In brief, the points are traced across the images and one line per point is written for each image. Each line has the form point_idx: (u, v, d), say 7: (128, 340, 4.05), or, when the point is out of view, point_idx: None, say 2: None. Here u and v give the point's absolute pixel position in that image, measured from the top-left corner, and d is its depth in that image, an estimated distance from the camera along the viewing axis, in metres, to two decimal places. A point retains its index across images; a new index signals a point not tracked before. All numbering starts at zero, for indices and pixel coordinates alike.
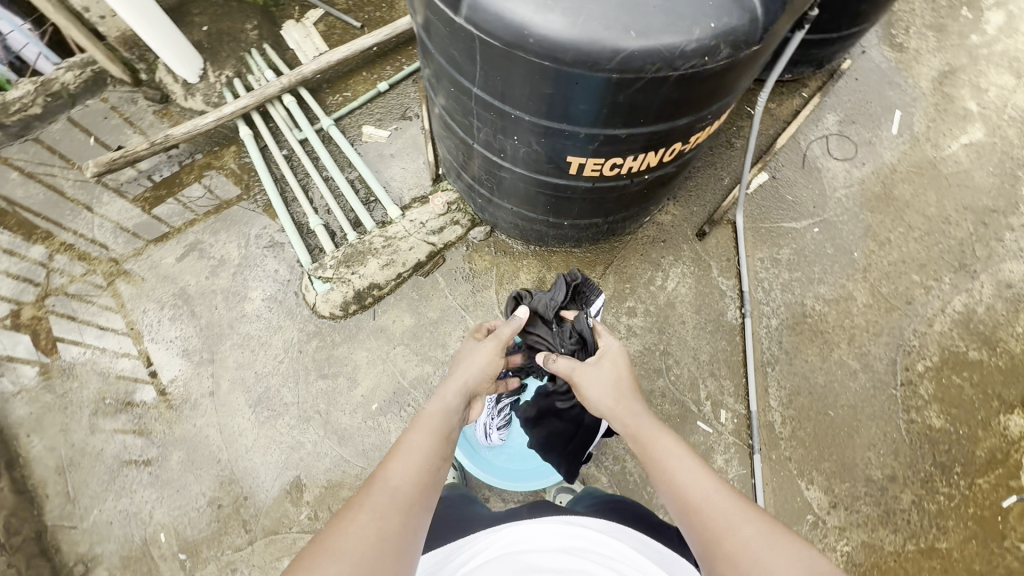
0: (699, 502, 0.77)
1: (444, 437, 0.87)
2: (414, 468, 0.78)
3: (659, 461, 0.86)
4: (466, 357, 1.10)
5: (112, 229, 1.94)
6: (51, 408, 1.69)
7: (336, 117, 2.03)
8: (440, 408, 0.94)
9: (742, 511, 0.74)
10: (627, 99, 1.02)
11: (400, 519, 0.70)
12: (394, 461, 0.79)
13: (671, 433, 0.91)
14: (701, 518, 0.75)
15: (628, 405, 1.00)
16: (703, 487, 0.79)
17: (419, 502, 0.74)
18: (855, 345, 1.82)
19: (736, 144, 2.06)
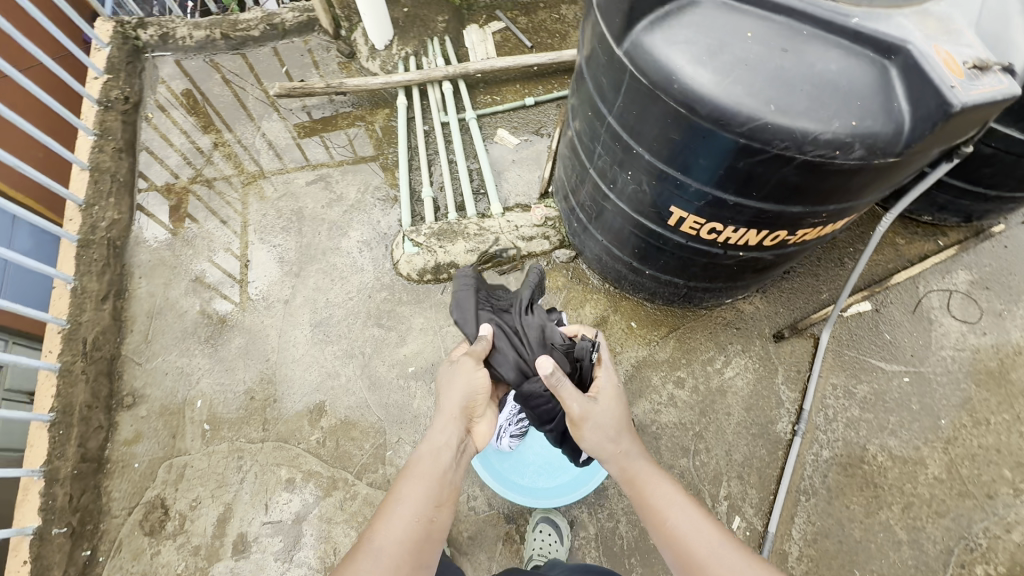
0: (705, 557, 0.90)
1: (434, 484, 0.99)
2: (402, 529, 0.91)
3: (661, 513, 0.98)
4: (446, 384, 1.15)
5: (268, 142, 2.25)
6: (165, 263, 1.97)
7: (480, 114, 2.23)
8: (427, 450, 1.03)
9: (744, 565, 0.88)
10: (747, 166, 1.06)
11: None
12: (381, 524, 0.92)
13: (670, 483, 1.02)
14: (704, 572, 0.89)
15: (629, 447, 1.07)
16: (707, 541, 0.92)
17: (411, 559, 0.90)
18: (910, 514, 1.63)
19: (848, 264, 1.97)
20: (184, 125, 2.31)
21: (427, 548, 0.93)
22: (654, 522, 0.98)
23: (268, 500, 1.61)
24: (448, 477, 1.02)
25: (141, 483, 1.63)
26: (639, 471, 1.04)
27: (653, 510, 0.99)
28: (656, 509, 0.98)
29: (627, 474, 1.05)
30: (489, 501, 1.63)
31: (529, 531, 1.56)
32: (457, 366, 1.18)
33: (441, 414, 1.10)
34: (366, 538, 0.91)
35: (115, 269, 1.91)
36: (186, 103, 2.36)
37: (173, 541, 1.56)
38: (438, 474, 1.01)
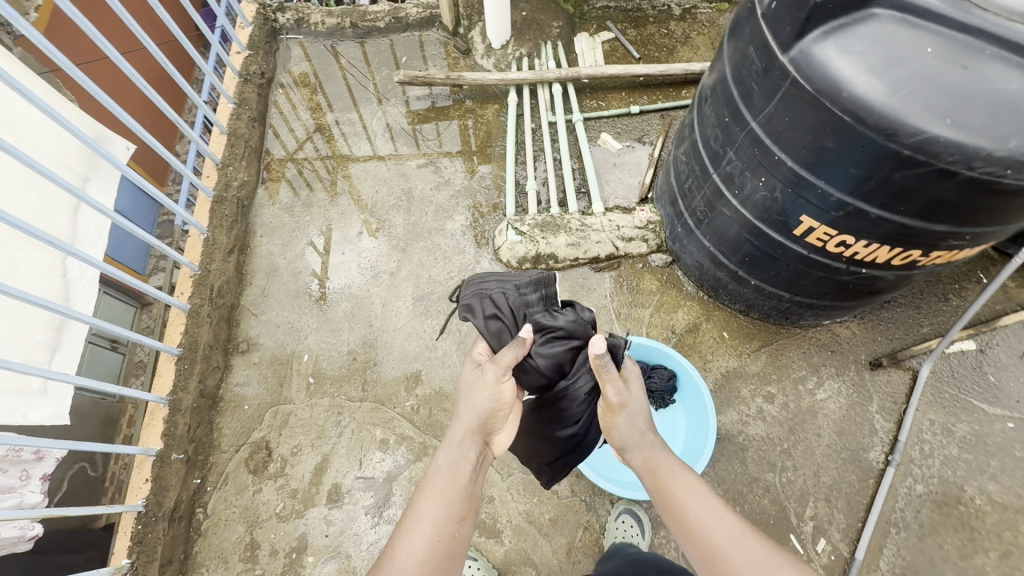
0: (731, 549, 0.90)
1: (456, 499, 0.97)
2: (423, 545, 0.89)
3: (683, 505, 0.97)
4: (467, 391, 1.10)
5: (381, 126, 2.40)
6: (282, 226, 2.12)
7: (585, 117, 2.31)
8: (448, 461, 1.01)
9: (772, 557, 0.88)
10: (903, 179, 1.08)
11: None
12: (404, 541, 0.90)
13: (688, 474, 1.02)
14: (729, 564, 0.89)
15: (650, 441, 1.07)
16: (730, 530, 0.92)
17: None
18: (1008, 563, 1.57)
19: (952, 301, 1.93)
20: (306, 103, 2.48)
21: (453, 563, 0.90)
22: (676, 516, 0.97)
23: (363, 456, 1.69)
24: (469, 489, 1.00)
25: (249, 424, 1.74)
26: (659, 462, 1.04)
27: (674, 502, 0.98)
28: (676, 501, 0.98)
29: (646, 470, 1.05)
30: (571, 487, 1.66)
31: (611, 520, 1.59)
32: (480, 374, 1.11)
33: (459, 423, 1.07)
34: (387, 558, 0.88)
35: (241, 226, 2.06)
36: (309, 84, 2.54)
37: (274, 482, 1.66)
38: (460, 487, 0.99)
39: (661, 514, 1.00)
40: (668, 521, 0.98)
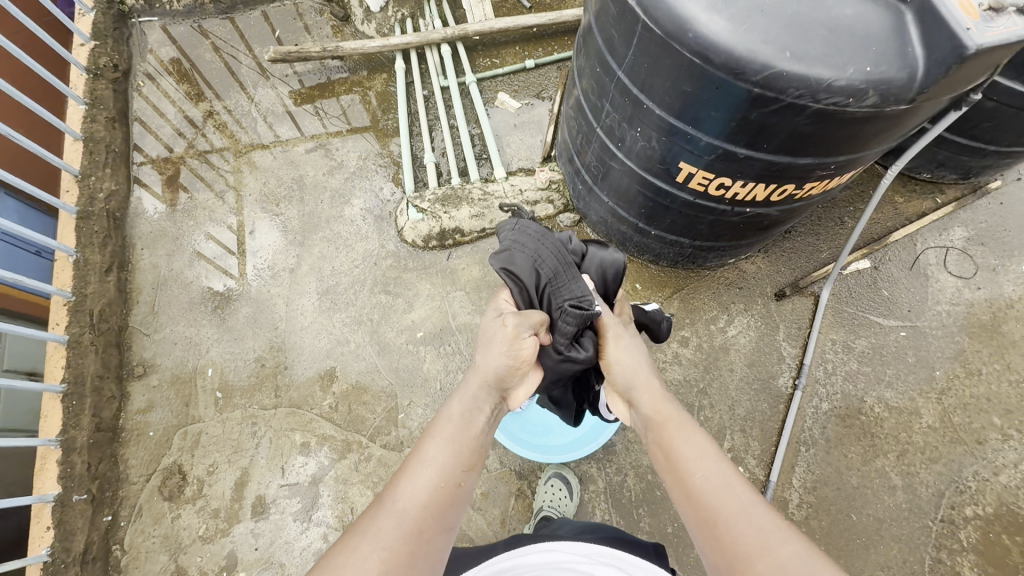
0: (730, 513, 0.77)
1: (462, 447, 0.89)
2: (423, 489, 0.82)
3: (686, 463, 0.86)
4: (485, 339, 1.04)
5: (263, 111, 2.22)
6: (166, 234, 1.96)
7: (479, 78, 2.20)
8: (457, 409, 0.94)
9: (780, 530, 0.74)
10: (760, 117, 1.06)
11: (411, 547, 0.76)
12: (405, 480, 0.83)
13: (698, 432, 0.90)
14: (727, 530, 0.76)
15: (657, 389, 1.00)
16: (735, 498, 0.79)
17: (431, 524, 0.79)
18: (904, 461, 1.70)
19: (848, 223, 2.00)
20: (176, 93, 2.25)
21: (452, 513, 0.82)
22: (675, 474, 0.86)
23: (284, 463, 1.64)
24: (478, 441, 0.92)
25: (157, 450, 1.65)
26: (666, 415, 0.95)
27: (676, 459, 0.87)
28: (680, 458, 0.87)
29: (654, 422, 0.96)
30: (500, 459, 1.68)
31: (541, 484, 1.62)
32: (502, 326, 1.04)
33: (474, 374, 1.00)
34: (386, 496, 0.82)
35: (117, 241, 1.89)
36: (176, 71, 2.30)
37: (193, 505, 1.59)
38: (467, 436, 0.91)
39: (664, 474, 0.89)
40: (668, 480, 0.88)
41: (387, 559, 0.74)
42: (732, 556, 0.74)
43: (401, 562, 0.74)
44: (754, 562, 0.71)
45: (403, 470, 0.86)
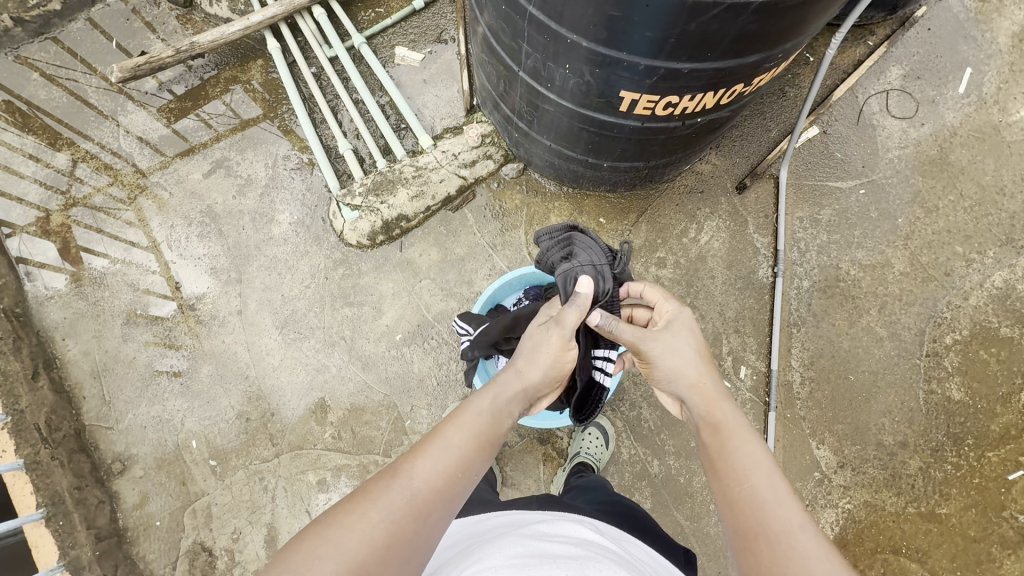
0: (775, 533, 0.68)
1: (478, 437, 0.79)
2: (441, 472, 0.73)
3: (735, 469, 0.77)
4: (541, 341, 0.93)
5: (136, 141, 1.91)
6: (84, 314, 1.74)
7: (368, 36, 1.94)
8: (487, 403, 0.83)
9: (825, 561, 0.65)
10: (699, 27, 0.94)
11: (412, 524, 0.68)
12: (424, 455, 0.74)
13: (758, 443, 0.79)
14: (770, 551, 0.67)
15: (712, 389, 0.89)
16: (781, 518, 0.70)
17: (435, 507, 0.70)
18: (886, 312, 1.78)
19: (790, 93, 1.94)
20: (23, 149, 1.89)
21: (454, 505, 0.73)
22: (721, 483, 0.77)
23: (307, 505, 1.59)
24: (498, 444, 0.82)
25: (172, 537, 1.57)
26: (724, 421, 0.84)
27: (728, 463, 0.78)
28: (730, 463, 0.78)
29: (707, 422, 0.85)
30: (518, 433, 1.67)
31: (578, 433, 1.63)
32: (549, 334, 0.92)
33: (513, 376, 0.89)
34: (401, 464, 0.73)
35: (31, 340, 1.67)
36: (11, 122, 1.91)
37: None
38: (491, 433, 0.81)
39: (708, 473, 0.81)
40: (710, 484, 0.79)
41: (390, 533, 0.66)
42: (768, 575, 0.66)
43: (400, 542, 0.66)
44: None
45: (420, 445, 0.76)
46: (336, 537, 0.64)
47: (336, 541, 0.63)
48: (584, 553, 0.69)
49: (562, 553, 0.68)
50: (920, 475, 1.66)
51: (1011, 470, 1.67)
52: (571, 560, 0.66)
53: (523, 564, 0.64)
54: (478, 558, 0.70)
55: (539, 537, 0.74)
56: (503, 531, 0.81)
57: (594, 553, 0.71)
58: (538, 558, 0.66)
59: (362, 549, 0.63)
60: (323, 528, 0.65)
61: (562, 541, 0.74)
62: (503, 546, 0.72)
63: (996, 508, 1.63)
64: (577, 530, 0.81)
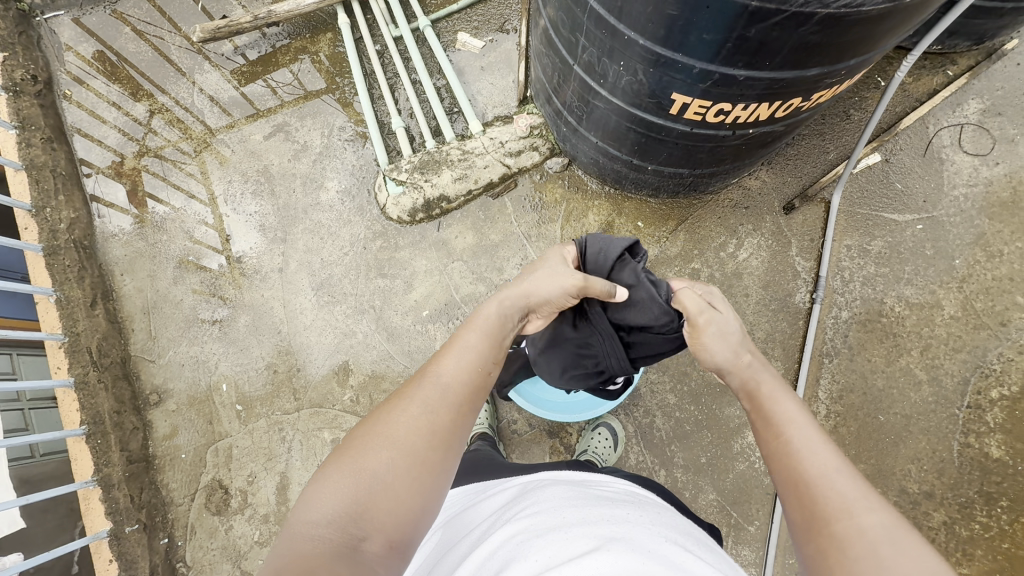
0: (810, 478, 0.70)
1: (496, 333, 0.88)
2: (465, 366, 0.80)
3: (772, 425, 0.78)
4: (538, 267, 1.00)
5: (207, 99, 2.03)
6: (142, 254, 1.87)
7: (433, 19, 1.99)
8: (496, 308, 0.92)
9: (867, 498, 0.66)
10: (759, 34, 0.92)
11: (449, 414, 0.74)
12: (448, 356, 0.82)
13: (793, 398, 0.81)
14: (813, 494, 0.68)
15: (754, 362, 0.89)
16: (822, 460, 0.71)
17: (467, 398, 0.77)
18: (928, 356, 1.70)
19: (854, 116, 1.88)
20: (108, 96, 2.04)
21: (482, 397, 0.81)
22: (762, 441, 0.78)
23: (318, 461, 1.65)
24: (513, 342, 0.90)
25: (194, 471, 1.67)
26: (762, 383, 0.85)
27: (767, 420, 0.79)
28: (767, 420, 0.79)
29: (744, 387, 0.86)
30: (528, 422, 1.70)
31: (588, 431, 1.64)
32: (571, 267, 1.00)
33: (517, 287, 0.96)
34: (426, 369, 0.80)
35: (93, 271, 1.81)
36: (101, 71, 2.07)
37: (241, 516, 1.63)
38: (502, 333, 0.89)
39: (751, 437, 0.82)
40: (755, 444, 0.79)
41: (431, 420, 0.73)
42: (811, 517, 0.67)
43: (443, 428, 0.73)
44: (834, 523, 0.65)
45: (442, 352, 0.84)
46: (384, 433, 0.70)
47: (383, 430, 0.71)
48: (639, 502, 0.73)
49: (615, 499, 0.71)
50: (943, 529, 1.57)
51: None
52: (628, 504, 0.69)
53: (585, 503, 0.66)
54: (533, 498, 0.72)
55: (588, 486, 0.77)
56: (550, 476, 0.85)
57: (644, 502, 0.75)
58: (597, 500, 0.69)
59: (410, 435, 0.71)
60: (369, 426, 0.72)
61: (612, 489, 0.78)
62: (560, 487, 0.75)
63: None
64: (619, 483, 0.85)
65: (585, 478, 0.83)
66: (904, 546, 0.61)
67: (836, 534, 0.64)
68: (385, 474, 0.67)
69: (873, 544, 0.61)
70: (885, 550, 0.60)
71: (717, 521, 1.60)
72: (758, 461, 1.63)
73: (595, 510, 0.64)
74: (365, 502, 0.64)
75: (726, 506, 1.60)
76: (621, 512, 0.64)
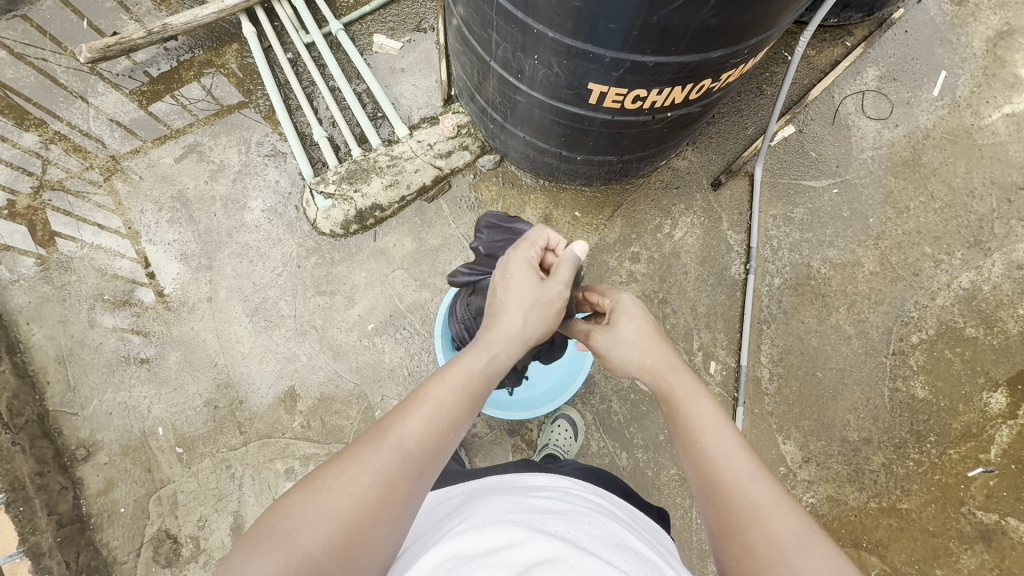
0: (724, 486, 0.68)
1: (471, 387, 0.78)
2: (430, 428, 0.71)
3: (687, 433, 0.76)
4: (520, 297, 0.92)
5: (107, 123, 1.88)
6: (50, 298, 1.71)
7: (346, 23, 1.93)
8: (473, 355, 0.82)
9: (777, 502, 0.64)
10: (661, 20, 0.94)
11: (403, 485, 0.66)
12: (415, 408, 0.72)
13: (711, 402, 0.78)
14: (726, 503, 0.66)
15: (663, 361, 0.88)
16: (733, 467, 0.69)
17: (426, 465, 0.69)
18: (854, 311, 1.81)
19: (767, 91, 1.96)
20: None
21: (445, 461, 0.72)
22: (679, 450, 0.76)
23: (273, 495, 1.58)
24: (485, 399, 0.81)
25: (137, 524, 1.56)
26: (676, 389, 0.83)
27: (687, 425, 0.77)
28: (682, 429, 0.77)
29: (670, 385, 0.84)
30: (488, 424, 1.68)
31: (548, 424, 1.65)
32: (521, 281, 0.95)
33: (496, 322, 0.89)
34: (390, 419, 0.70)
35: None
36: None
37: (195, 564, 1.53)
38: (478, 388, 0.79)
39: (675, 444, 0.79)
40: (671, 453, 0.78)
41: (383, 495, 0.64)
42: (725, 525, 0.65)
43: (394, 502, 0.65)
44: (747, 531, 0.63)
45: (408, 400, 0.73)
46: (323, 501, 0.61)
47: (325, 502, 0.61)
48: (574, 507, 0.71)
49: (550, 510, 0.68)
50: (882, 471, 1.69)
51: (971, 467, 1.69)
52: (561, 514, 0.67)
53: (516, 518, 0.64)
54: (467, 514, 0.70)
55: (524, 493, 0.75)
56: (489, 488, 0.81)
57: (581, 505, 0.73)
58: (529, 511, 0.67)
59: (354, 514, 0.61)
60: (312, 490, 0.62)
61: (550, 494, 0.76)
62: (494, 501, 0.72)
63: (955, 504, 1.66)
64: (557, 483, 0.83)
65: (526, 483, 0.82)
66: (813, 552, 0.59)
67: (750, 542, 0.62)
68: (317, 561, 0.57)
69: (782, 550, 0.60)
70: (794, 556, 0.58)
71: (680, 494, 1.65)
72: None
73: (524, 525, 0.61)
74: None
75: (686, 478, 1.65)
76: (552, 527, 0.62)
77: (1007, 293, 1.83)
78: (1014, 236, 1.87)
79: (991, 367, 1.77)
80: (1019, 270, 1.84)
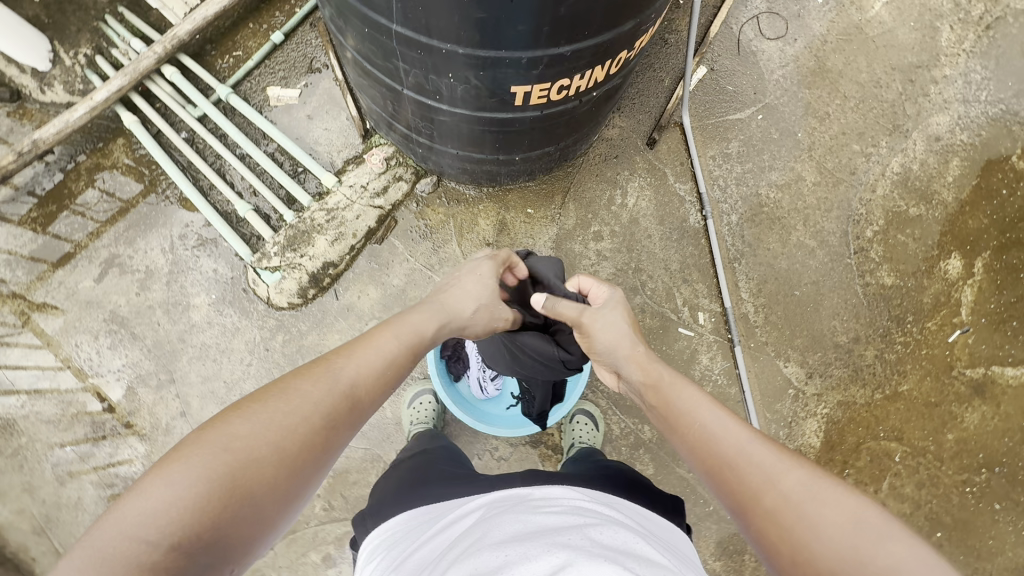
0: (732, 455, 0.78)
1: (413, 343, 0.94)
2: (371, 366, 0.86)
3: (684, 415, 0.87)
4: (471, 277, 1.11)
5: (5, 262, 1.69)
6: (6, 469, 1.55)
7: (233, 84, 1.80)
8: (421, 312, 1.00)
9: (779, 462, 0.76)
10: (569, 9, 0.91)
11: (340, 412, 0.79)
12: (358, 353, 0.87)
13: (692, 385, 0.92)
14: (737, 473, 0.76)
15: (644, 357, 0.99)
16: (734, 438, 0.80)
17: (363, 398, 0.83)
18: (810, 224, 1.88)
19: (671, 39, 1.98)
20: None
21: (381, 397, 0.87)
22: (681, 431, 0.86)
23: None
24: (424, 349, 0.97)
25: None
26: (660, 376, 0.95)
27: (681, 411, 0.88)
28: (679, 412, 0.88)
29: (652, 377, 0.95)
30: (509, 443, 1.66)
31: (567, 423, 1.64)
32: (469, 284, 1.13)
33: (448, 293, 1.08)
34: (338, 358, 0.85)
35: None
36: None
37: None
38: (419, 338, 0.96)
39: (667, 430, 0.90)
40: (675, 436, 0.87)
41: (322, 412, 0.77)
42: (741, 496, 0.75)
43: (332, 420, 0.78)
44: (763, 498, 0.73)
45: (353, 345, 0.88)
46: (276, 407, 0.75)
47: (277, 408, 0.74)
48: (584, 520, 0.68)
49: (559, 525, 0.66)
50: (878, 362, 1.78)
51: (950, 332, 1.81)
52: (569, 528, 0.64)
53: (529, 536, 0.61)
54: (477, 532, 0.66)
55: (535, 511, 0.72)
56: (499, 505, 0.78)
57: (590, 516, 0.70)
58: (537, 530, 0.64)
59: (299, 422, 0.74)
60: (270, 396, 0.76)
61: (558, 510, 0.72)
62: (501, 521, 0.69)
63: (946, 371, 1.78)
64: (569, 497, 0.79)
65: (536, 499, 0.78)
66: (825, 497, 0.70)
67: (767, 508, 0.72)
68: (267, 460, 0.70)
69: (797, 502, 0.71)
70: (810, 508, 0.70)
71: None
72: (719, 377, 1.74)
73: (535, 541, 0.59)
74: (236, 484, 0.66)
75: None
76: (562, 539, 0.59)
77: (934, 166, 1.94)
78: (926, 112, 1.99)
79: (940, 237, 1.89)
80: (938, 142, 1.96)
